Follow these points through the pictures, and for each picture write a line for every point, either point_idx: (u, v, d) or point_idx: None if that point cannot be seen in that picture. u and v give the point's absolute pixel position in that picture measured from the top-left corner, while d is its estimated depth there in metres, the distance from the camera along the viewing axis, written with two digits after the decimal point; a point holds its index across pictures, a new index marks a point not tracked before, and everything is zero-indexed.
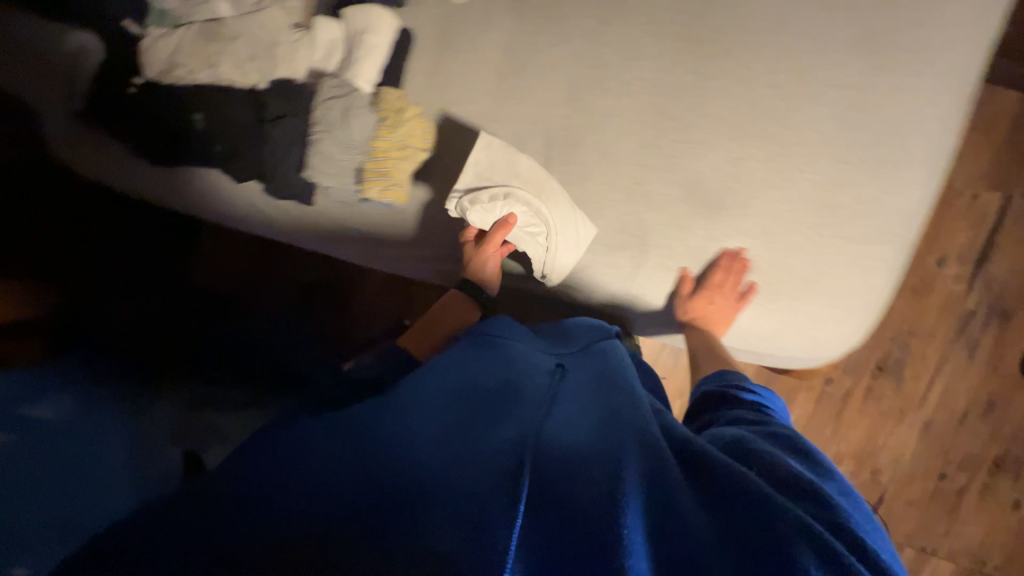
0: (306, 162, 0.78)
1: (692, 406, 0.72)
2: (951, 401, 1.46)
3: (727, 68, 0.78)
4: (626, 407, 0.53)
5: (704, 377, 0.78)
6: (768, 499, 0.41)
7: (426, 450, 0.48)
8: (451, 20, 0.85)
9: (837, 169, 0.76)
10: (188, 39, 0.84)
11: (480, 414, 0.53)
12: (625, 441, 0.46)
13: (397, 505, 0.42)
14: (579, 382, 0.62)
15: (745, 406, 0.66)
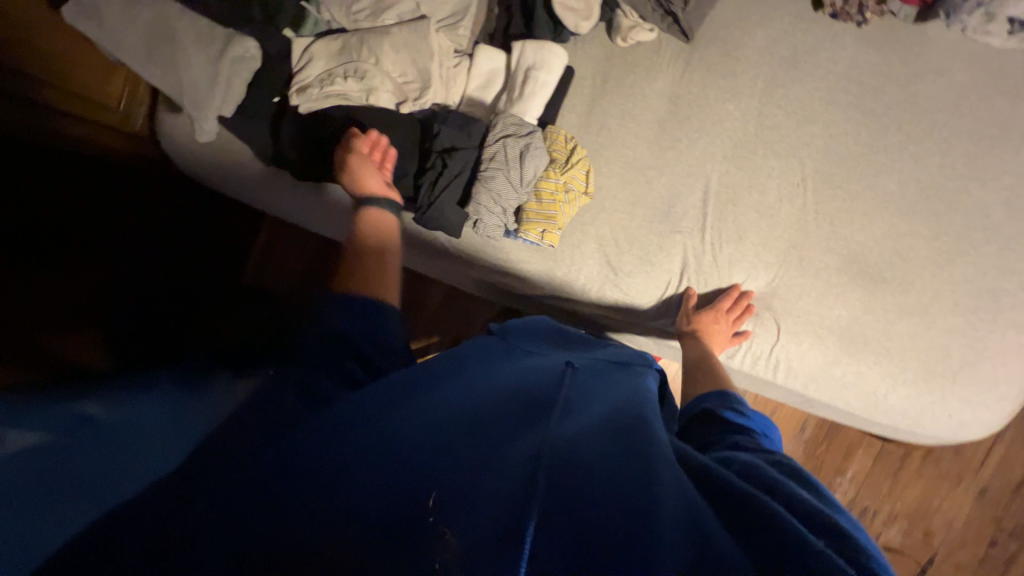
0: (473, 196, 0.75)
1: (681, 428, 0.64)
2: (1007, 468, 1.49)
3: (896, 143, 0.78)
4: (650, 425, 0.45)
5: (703, 395, 0.69)
6: (789, 529, 0.34)
7: (407, 436, 0.38)
8: (615, 64, 0.84)
9: (1003, 256, 0.76)
10: (348, 46, 0.79)
11: (487, 406, 0.45)
12: (647, 459, 0.38)
13: (406, 506, 0.32)
14: (594, 390, 0.54)
15: (738, 430, 0.58)
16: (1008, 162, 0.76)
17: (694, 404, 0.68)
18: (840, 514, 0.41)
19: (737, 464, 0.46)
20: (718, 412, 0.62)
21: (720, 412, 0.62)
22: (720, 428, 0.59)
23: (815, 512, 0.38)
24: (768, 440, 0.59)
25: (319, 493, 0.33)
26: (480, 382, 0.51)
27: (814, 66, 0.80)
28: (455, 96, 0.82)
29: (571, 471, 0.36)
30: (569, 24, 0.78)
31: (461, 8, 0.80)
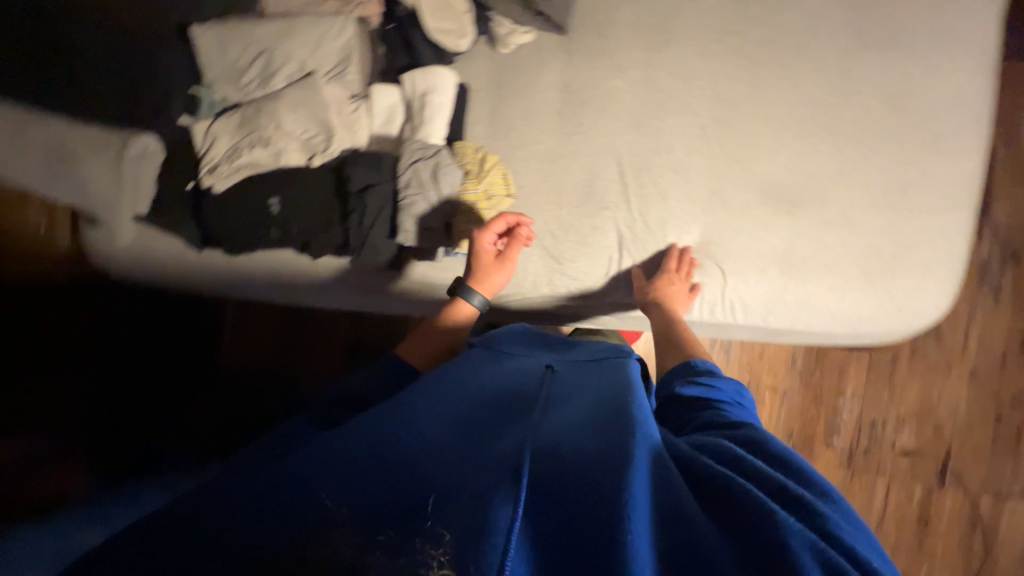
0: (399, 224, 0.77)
1: (660, 402, 0.67)
2: (989, 344, 1.54)
3: (774, 75, 0.84)
4: (634, 411, 0.51)
5: (671, 370, 0.73)
6: (755, 503, 0.40)
7: (405, 470, 0.44)
8: (504, 70, 0.88)
9: (896, 151, 0.82)
10: (246, 117, 0.81)
11: (480, 430, 0.51)
12: (628, 453, 0.44)
13: (406, 514, 0.39)
14: (574, 390, 0.62)
15: (710, 405, 0.61)
16: (875, 66, 0.82)
17: (666, 380, 0.71)
18: (810, 487, 0.45)
19: (706, 443, 0.50)
20: (687, 390, 0.65)
21: (686, 393, 0.64)
22: (689, 406, 0.63)
23: (784, 486, 0.42)
24: (743, 410, 0.62)
25: (344, 500, 0.41)
26: (469, 403, 0.57)
27: (681, 26, 0.85)
28: (361, 136, 0.84)
29: (557, 460, 0.45)
30: (449, 45, 0.82)
31: (342, 54, 0.82)
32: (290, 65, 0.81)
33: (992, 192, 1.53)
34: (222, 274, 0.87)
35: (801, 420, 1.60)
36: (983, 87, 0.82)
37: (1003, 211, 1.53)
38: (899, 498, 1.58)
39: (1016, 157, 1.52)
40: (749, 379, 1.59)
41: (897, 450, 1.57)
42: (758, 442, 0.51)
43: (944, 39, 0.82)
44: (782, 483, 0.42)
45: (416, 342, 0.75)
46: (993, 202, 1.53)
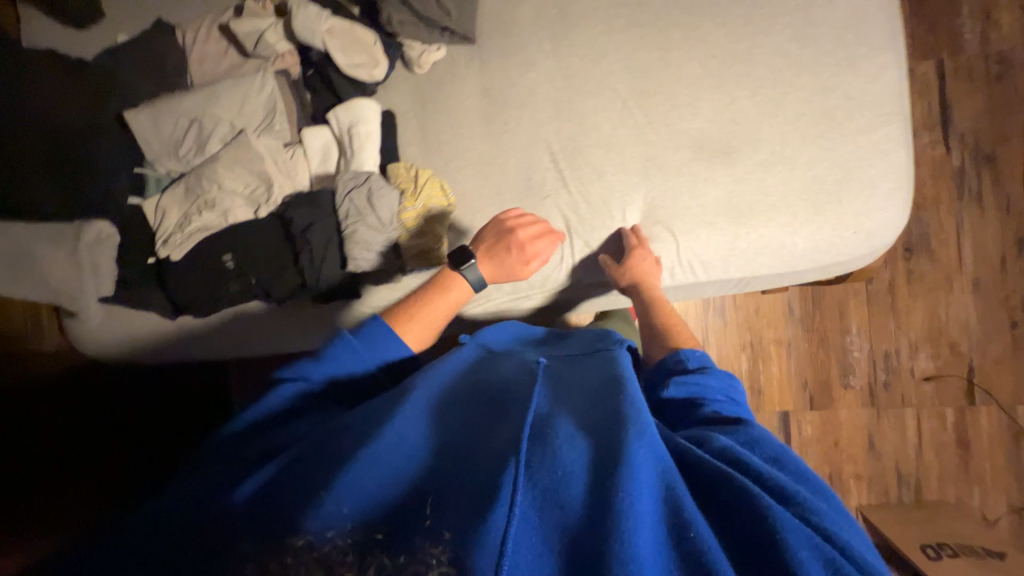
0: (347, 253, 0.81)
1: (656, 394, 0.66)
2: (984, 252, 1.51)
3: (680, 36, 0.86)
4: (637, 408, 0.51)
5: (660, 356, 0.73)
6: (760, 504, 0.42)
7: (402, 486, 0.44)
8: (424, 90, 0.91)
9: (816, 80, 0.82)
10: (189, 185, 0.84)
11: (473, 425, 0.52)
12: (631, 447, 0.44)
13: (401, 525, 0.41)
14: (569, 382, 0.61)
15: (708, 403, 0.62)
16: (776, 5, 0.84)
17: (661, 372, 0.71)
18: (806, 487, 0.48)
19: (714, 440, 0.51)
20: (686, 385, 0.64)
21: (683, 391, 0.64)
22: (688, 401, 0.63)
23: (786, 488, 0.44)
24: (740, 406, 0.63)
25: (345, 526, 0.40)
26: (460, 396, 0.57)
27: (582, 10, 0.88)
28: (304, 181, 0.89)
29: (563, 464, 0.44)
30: (365, 78, 0.85)
31: (270, 107, 0.86)
32: (221, 127, 0.85)
33: (949, 101, 1.51)
34: (199, 336, 0.90)
35: (814, 367, 1.55)
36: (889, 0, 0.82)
37: (964, 118, 1.51)
38: (932, 427, 1.52)
39: (964, 63, 1.51)
40: (751, 337, 1.56)
41: (918, 377, 1.53)
42: (760, 442, 0.53)
43: None
44: (791, 486, 0.45)
45: (405, 314, 0.71)
46: (953, 110, 1.51)
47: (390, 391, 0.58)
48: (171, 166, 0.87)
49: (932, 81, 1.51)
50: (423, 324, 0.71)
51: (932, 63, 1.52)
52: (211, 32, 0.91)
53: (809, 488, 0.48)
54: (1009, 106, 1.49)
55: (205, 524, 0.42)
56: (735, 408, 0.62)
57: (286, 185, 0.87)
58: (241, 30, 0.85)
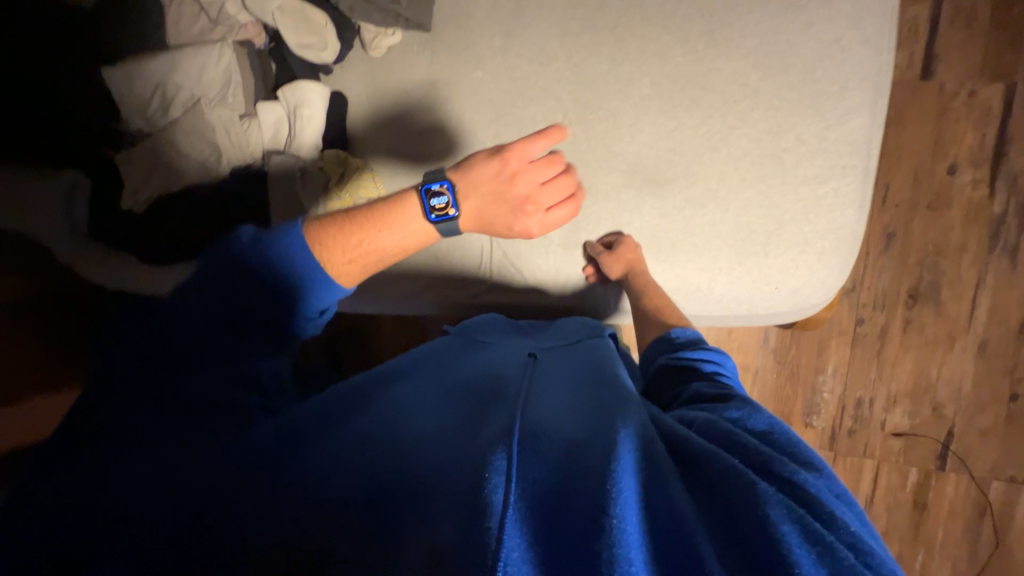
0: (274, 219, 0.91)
1: (657, 371, 0.69)
2: (1003, 315, 1.35)
3: (636, 49, 0.80)
4: (620, 408, 0.53)
5: (649, 349, 0.75)
6: (742, 481, 0.43)
7: (402, 448, 0.49)
8: (376, 74, 0.92)
9: (771, 117, 0.75)
10: (154, 144, 0.91)
11: (466, 412, 0.55)
12: (613, 439, 0.47)
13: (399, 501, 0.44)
14: (553, 376, 0.64)
15: (702, 377, 0.63)
16: (746, 26, 0.75)
17: (650, 362, 0.73)
18: (798, 460, 0.49)
19: (701, 421, 0.53)
20: (681, 364, 0.67)
21: (677, 362, 0.67)
22: (684, 374, 0.66)
23: (770, 463, 0.45)
24: (733, 381, 0.64)
25: (355, 485, 0.46)
26: (452, 387, 0.61)
27: (539, 9, 0.83)
28: (250, 154, 0.94)
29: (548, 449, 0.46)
30: (314, 59, 0.87)
31: (225, 81, 0.92)
32: (187, 94, 0.91)
33: (1007, 136, 1.30)
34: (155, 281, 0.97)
35: (777, 400, 1.49)
36: (880, 34, 0.72)
37: (1022, 158, 1.30)
38: (891, 483, 1.45)
39: None
40: None
41: (889, 431, 1.44)
42: (755, 413, 0.54)
43: None
44: (771, 457, 0.46)
45: (338, 241, 0.67)
46: (1009, 148, 1.30)
47: (377, 377, 0.65)
48: (141, 122, 0.93)
49: (995, 109, 1.30)
50: (361, 262, 0.68)
51: (1001, 87, 1.29)
52: None
53: (801, 458, 0.49)
54: None
55: (222, 482, 0.47)
56: (729, 383, 0.62)
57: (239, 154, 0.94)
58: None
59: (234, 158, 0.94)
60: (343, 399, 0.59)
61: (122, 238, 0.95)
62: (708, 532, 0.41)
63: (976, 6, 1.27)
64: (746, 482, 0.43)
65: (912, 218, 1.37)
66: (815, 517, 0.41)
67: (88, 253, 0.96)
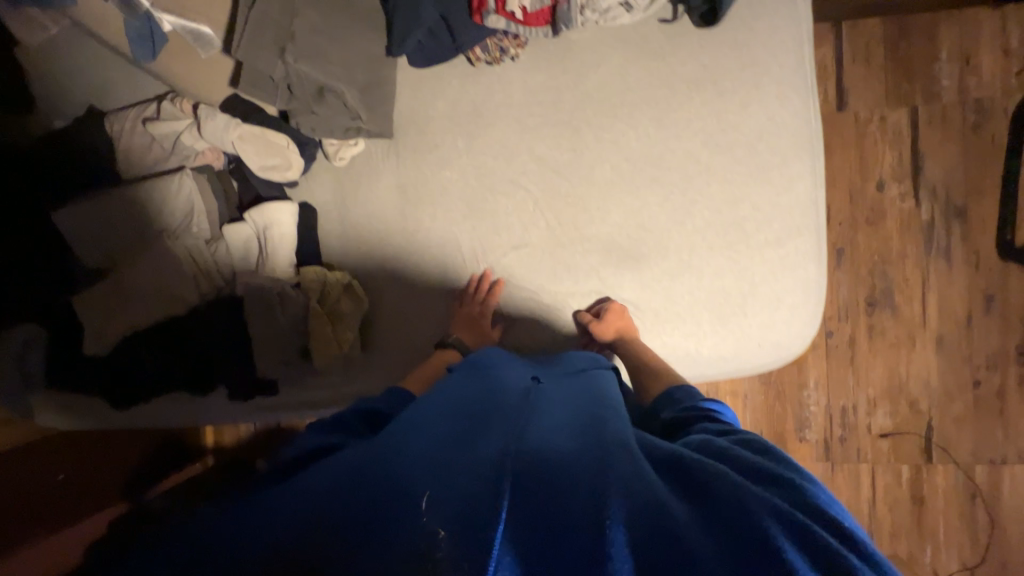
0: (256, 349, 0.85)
1: (659, 414, 0.68)
2: (951, 310, 1.47)
3: (593, 138, 0.85)
4: (614, 428, 0.57)
5: (657, 404, 0.70)
6: (744, 490, 0.46)
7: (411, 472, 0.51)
8: (343, 183, 0.92)
9: (726, 188, 0.81)
10: (115, 280, 0.87)
11: (463, 436, 0.58)
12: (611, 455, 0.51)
13: (394, 516, 0.46)
14: (554, 402, 0.67)
15: (704, 409, 0.64)
16: (689, 110, 0.82)
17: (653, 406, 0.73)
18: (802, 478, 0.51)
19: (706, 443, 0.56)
20: (686, 403, 0.67)
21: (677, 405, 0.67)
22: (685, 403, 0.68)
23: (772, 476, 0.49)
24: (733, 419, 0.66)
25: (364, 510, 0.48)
26: (452, 413, 0.64)
27: (496, 110, 0.88)
28: (217, 278, 0.91)
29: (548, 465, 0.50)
30: (280, 178, 0.88)
31: (196, 211, 0.90)
32: (148, 223, 0.89)
33: (920, 152, 1.45)
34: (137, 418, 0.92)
35: (770, 420, 1.53)
36: (806, 107, 0.80)
37: (936, 170, 1.45)
38: (888, 483, 1.50)
39: (940, 111, 1.44)
40: (706, 388, 1.53)
41: (876, 433, 1.51)
42: (752, 441, 0.57)
43: (756, 67, 0.80)
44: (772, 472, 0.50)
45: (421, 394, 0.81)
46: (924, 162, 1.45)
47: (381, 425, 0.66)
48: (99, 260, 0.89)
49: (904, 130, 1.45)
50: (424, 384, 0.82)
51: (905, 111, 1.45)
52: (135, 125, 0.89)
53: (794, 471, 0.51)
54: (983, 159, 1.43)
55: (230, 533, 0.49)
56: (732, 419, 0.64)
57: (214, 277, 0.90)
58: (159, 131, 0.87)
59: (206, 282, 0.90)
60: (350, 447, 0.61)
61: (84, 375, 0.89)
62: (703, 532, 0.44)
63: (871, 46, 1.44)
64: (734, 491, 0.46)
65: (855, 234, 1.48)
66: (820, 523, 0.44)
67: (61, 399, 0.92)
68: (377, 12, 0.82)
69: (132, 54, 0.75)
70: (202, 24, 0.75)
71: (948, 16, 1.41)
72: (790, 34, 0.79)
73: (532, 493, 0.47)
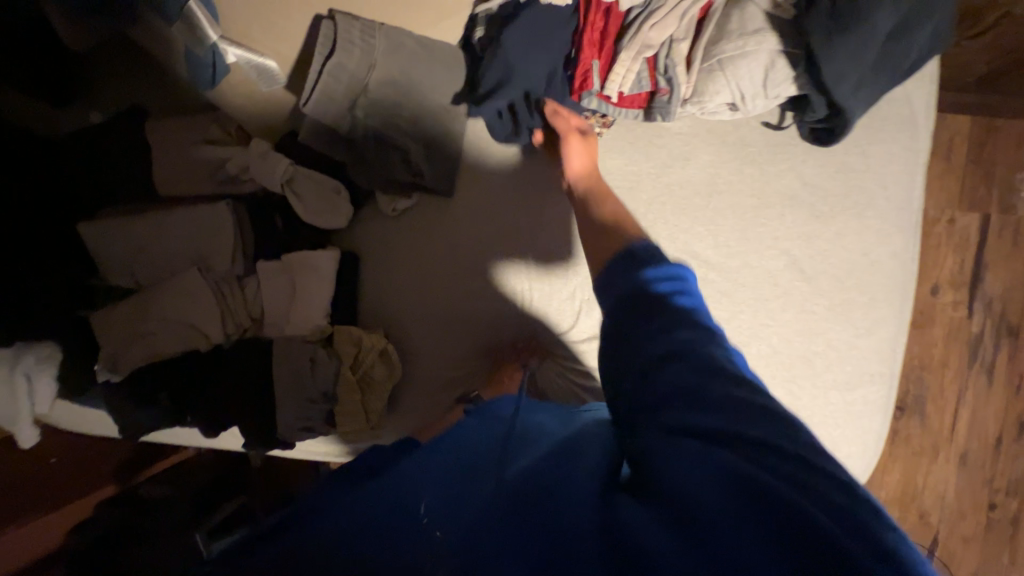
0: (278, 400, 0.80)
1: (619, 287, 0.52)
2: (981, 428, 1.42)
3: (667, 236, 0.78)
4: (583, 453, 0.50)
5: (611, 266, 0.56)
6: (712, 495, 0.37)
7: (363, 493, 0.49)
8: (390, 232, 0.85)
9: (803, 320, 0.75)
10: (137, 307, 0.83)
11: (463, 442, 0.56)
12: (567, 485, 0.44)
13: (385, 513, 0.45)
14: (538, 425, 0.60)
15: (641, 291, 0.50)
16: (779, 228, 0.75)
17: (618, 273, 0.54)
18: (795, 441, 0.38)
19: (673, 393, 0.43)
20: (636, 293, 0.50)
21: (619, 281, 0.54)
22: (615, 283, 0.54)
23: (753, 458, 0.37)
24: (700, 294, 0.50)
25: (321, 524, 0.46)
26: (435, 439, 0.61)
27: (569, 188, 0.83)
28: (245, 318, 0.87)
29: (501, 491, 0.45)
30: (326, 225, 0.82)
31: (236, 250, 0.84)
32: (176, 249, 0.83)
33: (984, 262, 1.38)
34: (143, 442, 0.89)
35: None
36: (905, 247, 0.73)
37: (996, 283, 1.38)
38: None
39: (1013, 224, 1.36)
40: None
41: None
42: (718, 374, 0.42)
43: (859, 195, 0.73)
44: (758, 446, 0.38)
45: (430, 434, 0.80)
46: (985, 273, 1.38)
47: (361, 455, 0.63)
48: (123, 279, 0.85)
49: (971, 237, 1.37)
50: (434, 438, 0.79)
51: (977, 217, 1.37)
52: (174, 138, 0.83)
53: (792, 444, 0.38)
54: None
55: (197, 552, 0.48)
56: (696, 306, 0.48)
57: (240, 315, 0.86)
58: (202, 155, 0.81)
59: (232, 320, 0.85)
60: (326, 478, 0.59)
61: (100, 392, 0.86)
62: (661, 531, 0.37)
63: (955, 141, 1.35)
64: (687, 476, 0.39)
65: None
66: (822, 518, 0.33)
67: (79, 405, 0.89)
68: (461, 68, 0.76)
69: (192, 80, 0.70)
70: (269, 57, 0.69)
71: None
72: (904, 166, 0.72)
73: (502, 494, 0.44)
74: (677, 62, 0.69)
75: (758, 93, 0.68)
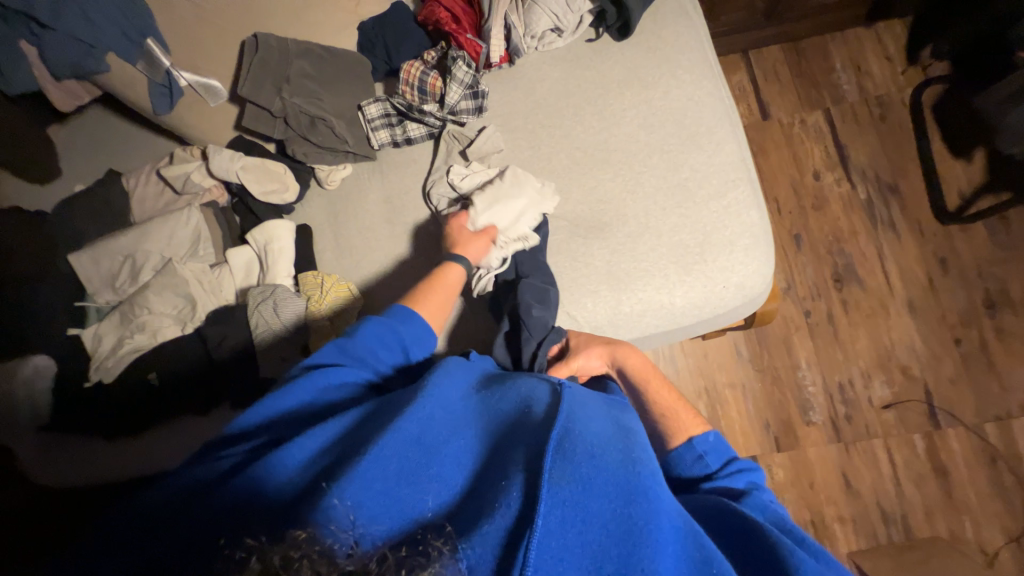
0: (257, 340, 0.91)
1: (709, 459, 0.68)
2: (911, 275, 1.56)
3: (547, 134, 0.99)
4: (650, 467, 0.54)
5: (686, 447, 0.69)
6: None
7: (410, 461, 0.50)
8: (335, 201, 1.04)
9: (666, 158, 0.94)
10: (121, 313, 0.93)
11: (491, 443, 0.56)
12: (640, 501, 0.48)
13: (420, 516, 0.45)
14: (585, 404, 0.62)
15: (707, 482, 0.66)
16: (624, 102, 0.97)
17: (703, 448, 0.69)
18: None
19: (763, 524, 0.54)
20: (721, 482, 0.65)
21: (690, 470, 0.68)
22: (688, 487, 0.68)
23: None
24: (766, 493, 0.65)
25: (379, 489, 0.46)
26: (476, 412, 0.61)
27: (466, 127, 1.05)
28: (229, 296, 0.99)
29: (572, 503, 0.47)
30: (277, 200, 0.99)
31: (203, 239, 0.99)
32: (151, 251, 0.97)
33: (842, 144, 1.65)
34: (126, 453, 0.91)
35: (773, 408, 1.51)
36: (716, 88, 0.97)
37: (861, 155, 1.64)
38: (906, 458, 1.45)
39: (849, 110, 1.66)
40: (703, 383, 1.52)
41: (878, 405, 1.50)
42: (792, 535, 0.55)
43: (671, 63, 0.98)
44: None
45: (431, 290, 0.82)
46: (848, 151, 1.64)
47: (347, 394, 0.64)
48: (110, 297, 0.97)
49: (823, 129, 1.66)
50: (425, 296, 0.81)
51: (819, 113, 1.67)
52: (150, 176, 1.04)
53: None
54: (898, 142, 1.63)
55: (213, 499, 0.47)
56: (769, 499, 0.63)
57: (219, 296, 0.98)
58: (170, 174, 1.00)
59: (208, 301, 0.96)
60: (349, 429, 0.55)
61: (79, 416, 0.89)
62: None
63: (777, 66, 1.71)
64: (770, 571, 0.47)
65: (806, 220, 1.62)
66: None
67: (51, 443, 0.90)
68: (360, 63, 1.01)
69: (153, 107, 0.91)
70: (212, 79, 0.93)
71: (833, 38, 1.70)
72: (692, 38, 0.98)
73: (559, 510, 0.46)
74: (507, 10, 0.97)
75: (566, 11, 0.96)
